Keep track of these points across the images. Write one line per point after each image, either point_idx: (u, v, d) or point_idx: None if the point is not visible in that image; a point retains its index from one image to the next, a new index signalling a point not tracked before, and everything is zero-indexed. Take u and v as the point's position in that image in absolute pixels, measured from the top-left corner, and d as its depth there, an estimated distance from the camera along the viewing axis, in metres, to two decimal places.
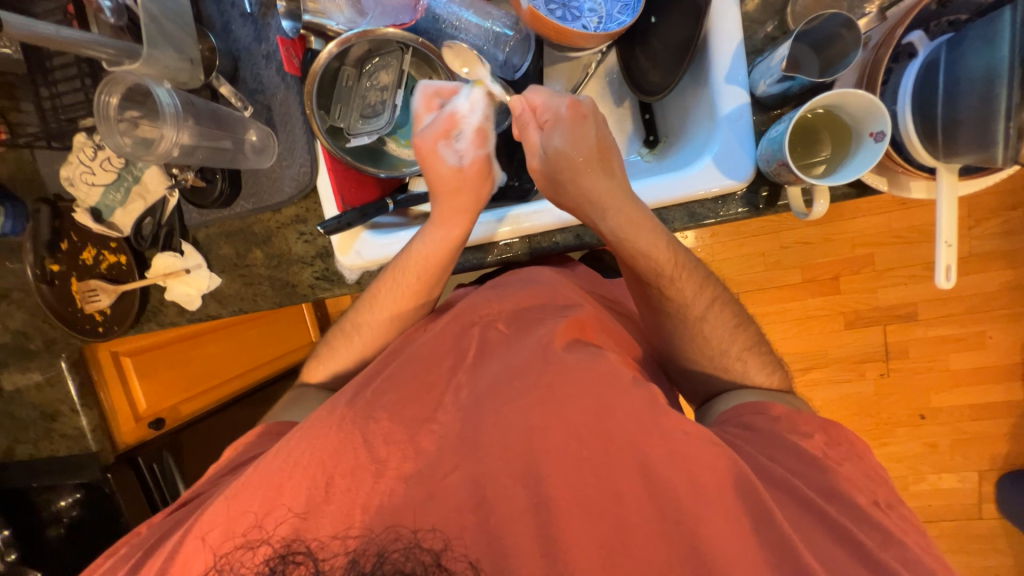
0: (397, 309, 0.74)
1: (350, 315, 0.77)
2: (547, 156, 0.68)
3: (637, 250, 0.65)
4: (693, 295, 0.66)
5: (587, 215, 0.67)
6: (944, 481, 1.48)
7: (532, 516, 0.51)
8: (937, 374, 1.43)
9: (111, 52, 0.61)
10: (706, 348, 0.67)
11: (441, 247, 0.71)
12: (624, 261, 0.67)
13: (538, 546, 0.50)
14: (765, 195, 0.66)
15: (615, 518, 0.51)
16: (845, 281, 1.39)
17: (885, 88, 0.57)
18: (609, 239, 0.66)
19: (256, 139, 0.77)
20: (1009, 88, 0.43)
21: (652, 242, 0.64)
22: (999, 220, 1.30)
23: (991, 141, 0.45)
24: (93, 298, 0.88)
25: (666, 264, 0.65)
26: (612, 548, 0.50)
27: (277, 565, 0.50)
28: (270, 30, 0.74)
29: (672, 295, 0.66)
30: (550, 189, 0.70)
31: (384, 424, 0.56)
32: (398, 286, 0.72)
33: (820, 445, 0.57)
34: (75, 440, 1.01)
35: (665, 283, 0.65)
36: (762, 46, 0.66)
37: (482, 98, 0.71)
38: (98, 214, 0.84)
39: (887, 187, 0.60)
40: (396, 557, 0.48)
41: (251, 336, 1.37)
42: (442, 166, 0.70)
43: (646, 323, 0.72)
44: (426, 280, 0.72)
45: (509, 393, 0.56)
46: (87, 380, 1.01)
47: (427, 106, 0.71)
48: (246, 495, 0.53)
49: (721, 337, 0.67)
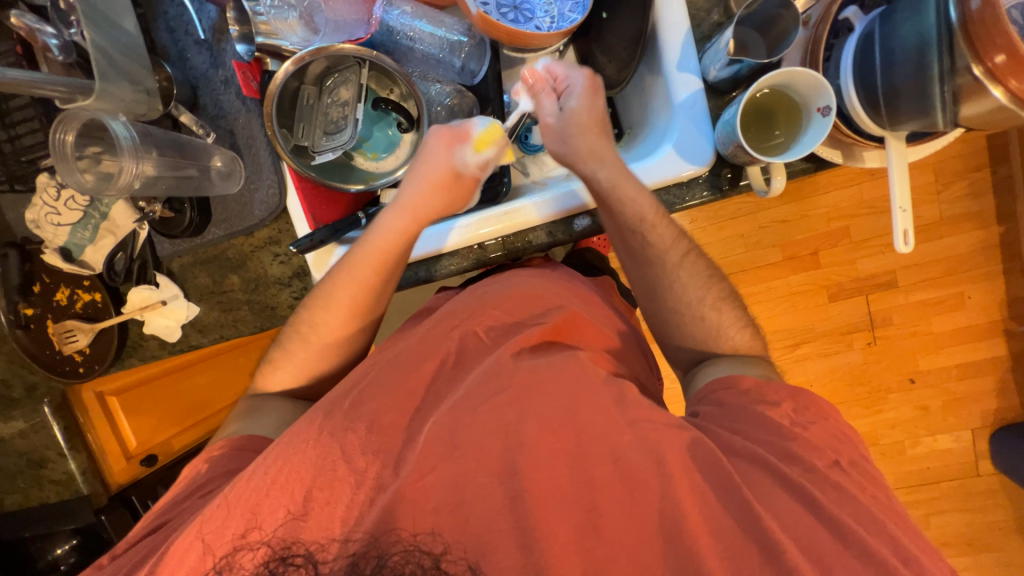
0: (343, 308, 0.71)
1: (299, 314, 0.72)
2: (563, 115, 0.69)
3: (627, 197, 0.65)
4: (671, 241, 0.67)
5: (586, 164, 0.68)
6: (939, 442, 1.51)
7: (509, 512, 0.49)
8: (922, 338, 1.46)
9: (61, 90, 0.59)
10: (684, 296, 0.67)
11: (400, 215, 0.71)
12: (609, 212, 0.68)
13: (553, 543, 0.48)
14: (728, 177, 0.67)
15: (622, 509, 0.50)
16: (825, 256, 1.41)
17: (828, 65, 0.58)
18: (601, 191, 0.67)
19: (222, 165, 0.76)
20: (940, 55, 0.45)
21: (639, 191, 0.65)
22: (967, 182, 1.34)
23: (929, 106, 0.48)
24: (71, 338, 0.87)
25: (649, 212, 0.65)
26: (623, 535, 0.49)
27: (277, 565, 0.47)
28: (226, 55, 0.74)
29: (653, 242, 0.67)
30: (555, 141, 0.71)
31: (362, 435, 0.54)
32: (338, 293, 0.70)
33: (786, 412, 0.55)
34: (66, 485, 0.99)
35: (646, 229, 0.66)
36: (711, 32, 0.67)
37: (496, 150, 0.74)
38: (68, 253, 0.83)
39: (843, 159, 0.61)
40: (396, 560, 0.46)
41: (241, 362, 1.33)
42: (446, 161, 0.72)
43: (634, 282, 0.72)
44: (389, 258, 0.70)
45: (503, 391, 0.55)
46: (72, 424, 0.99)
47: (454, 139, 0.72)
48: (241, 503, 0.50)
49: (696, 288, 0.67)
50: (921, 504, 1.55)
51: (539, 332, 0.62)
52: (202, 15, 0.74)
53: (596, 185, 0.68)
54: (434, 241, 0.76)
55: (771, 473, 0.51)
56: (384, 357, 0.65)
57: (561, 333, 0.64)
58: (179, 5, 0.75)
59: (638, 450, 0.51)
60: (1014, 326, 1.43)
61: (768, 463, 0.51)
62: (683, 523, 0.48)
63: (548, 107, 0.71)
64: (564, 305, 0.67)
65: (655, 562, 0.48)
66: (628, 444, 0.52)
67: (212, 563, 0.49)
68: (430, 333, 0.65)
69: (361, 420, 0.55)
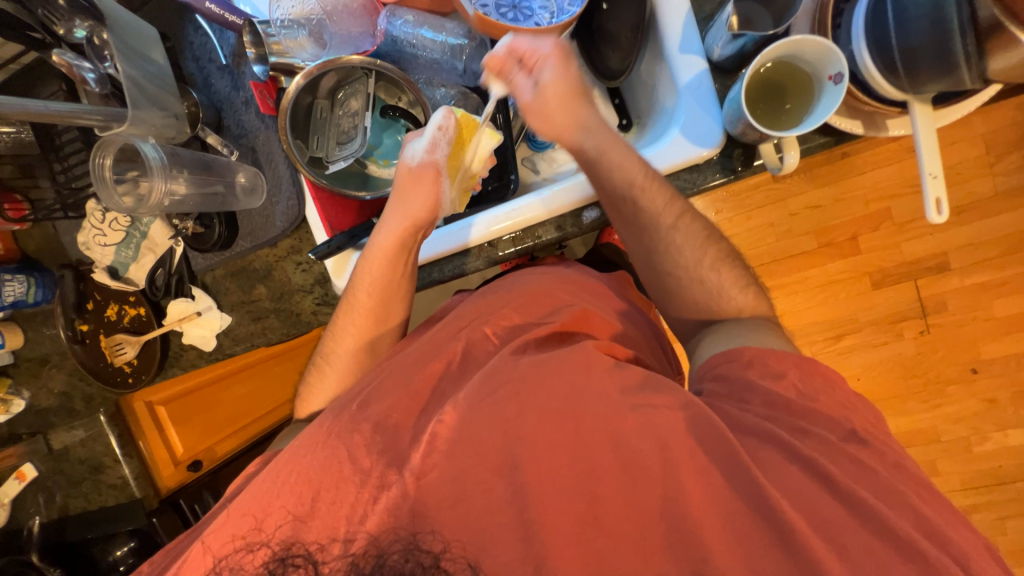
0: (362, 331, 0.74)
1: (320, 349, 0.76)
2: (539, 89, 0.66)
3: (613, 163, 0.65)
4: (665, 205, 0.64)
5: (574, 136, 0.67)
6: (1011, 438, 1.38)
7: (518, 512, 0.48)
8: (983, 325, 1.34)
9: (99, 119, 0.64)
10: (680, 259, 0.65)
11: (386, 251, 0.71)
12: (597, 180, 0.67)
13: (555, 533, 0.47)
14: (739, 157, 0.64)
15: (623, 495, 0.48)
16: (866, 240, 1.33)
17: (837, 33, 0.55)
18: (588, 159, 0.67)
19: (245, 181, 0.81)
20: (959, 6, 0.42)
21: (623, 155, 0.65)
22: (1023, 152, 1.23)
23: (953, 63, 0.44)
24: (120, 351, 0.94)
25: (637, 176, 0.64)
26: (624, 523, 0.48)
27: (275, 567, 0.48)
28: (245, 77, 0.79)
29: (645, 207, 0.64)
30: (539, 120, 0.68)
31: (367, 434, 0.54)
32: (359, 321, 0.73)
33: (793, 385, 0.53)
34: (120, 489, 1.08)
35: (637, 195, 0.64)
36: (712, 11, 0.65)
37: (451, 121, 0.70)
38: (114, 271, 0.90)
39: (864, 129, 0.58)
40: (396, 559, 0.46)
41: (276, 371, 1.33)
42: (414, 170, 0.70)
43: (627, 245, 0.69)
44: (382, 296, 0.72)
45: (502, 387, 0.54)
46: (124, 431, 1.07)
47: (432, 148, 0.70)
48: (247, 504, 0.52)
49: (692, 249, 0.64)
50: (994, 508, 1.41)
51: (546, 334, 0.61)
52: (224, 43, 0.79)
53: (584, 154, 0.67)
54: (450, 240, 0.76)
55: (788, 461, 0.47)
56: (393, 360, 0.66)
57: (572, 329, 0.63)
58: (202, 34, 0.80)
59: (640, 436, 0.50)
60: None
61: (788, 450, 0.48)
62: (702, 519, 0.46)
63: (524, 83, 0.67)
64: (574, 304, 0.66)
65: (672, 562, 0.46)
66: (630, 430, 0.50)
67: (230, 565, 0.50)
68: (439, 335, 0.66)
69: (369, 421, 0.55)
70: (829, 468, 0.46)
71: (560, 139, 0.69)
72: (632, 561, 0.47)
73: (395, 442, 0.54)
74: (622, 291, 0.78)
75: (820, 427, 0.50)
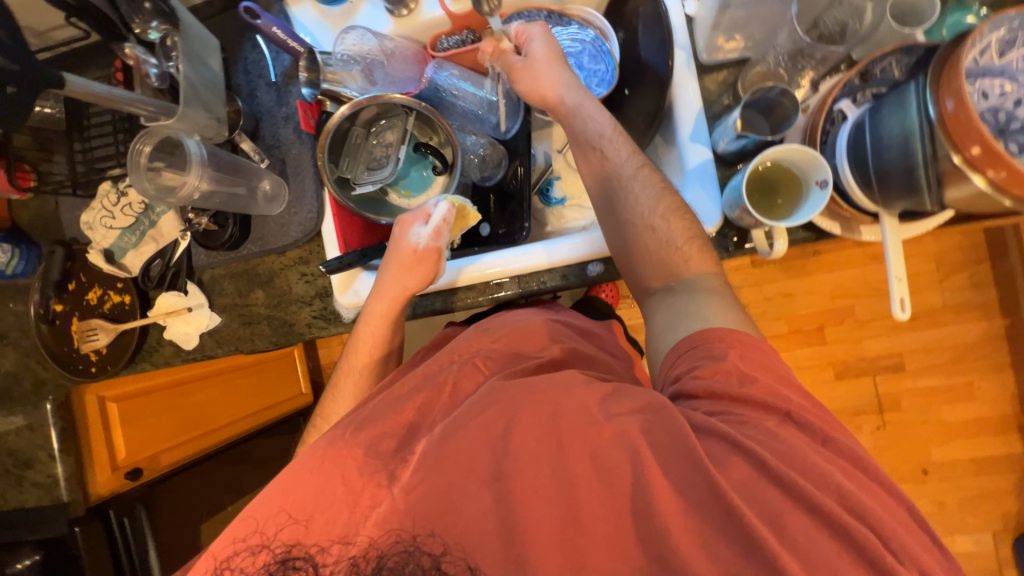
0: (364, 355, 0.78)
1: (332, 378, 0.82)
2: (527, 58, 0.72)
3: (588, 115, 0.71)
4: (628, 155, 0.70)
5: (557, 96, 0.72)
6: (958, 543, 1.42)
7: (505, 548, 0.47)
8: (933, 428, 1.43)
9: (149, 110, 0.67)
10: (637, 208, 0.68)
11: (385, 312, 0.76)
12: (574, 133, 0.72)
13: (536, 535, 0.47)
14: (734, 240, 0.72)
15: (601, 499, 0.48)
16: (830, 331, 1.43)
17: (824, 147, 0.65)
18: (567, 114, 0.72)
19: (269, 188, 0.84)
20: (923, 143, 0.51)
21: (597, 110, 0.72)
22: (966, 273, 1.38)
23: (917, 186, 0.54)
24: (91, 337, 0.89)
25: (606, 129, 0.71)
26: (602, 524, 0.47)
27: (277, 569, 0.49)
28: (291, 96, 0.84)
29: (611, 157, 0.70)
30: (526, 85, 0.74)
31: (357, 458, 0.54)
32: (362, 355, 0.78)
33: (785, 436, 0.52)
34: (46, 489, 0.92)
35: (605, 144, 0.71)
36: (719, 113, 0.75)
37: (447, 208, 0.75)
38: (110, 255, 0.89)
39: (841, 232, 0.66)
40: (395, 562, 0.47)
41: (241, 384, 1.32)
42: (405, 240, 0.74)
43: (592, 202, 0.73)
44: (383, 333, 0.77)
45: (492, 406, 0.55)
46: (70, 425, 0.95)
47: (436, 235, 0.74)
48: (247, 509, 0.52)
49: (647, 198, 0.68)
50: None
51: (536, 368, 0.64)
52: (277, 63, 0.85)
53: (562, 108, 0.73)
54: (459, 273, 0.80)
55: (770, 477, 0.46)
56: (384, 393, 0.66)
57: (559, 364, 0.66)
58: (258, 52, 0.86)
59: None
60: None
61: (770, 469, 0.46)
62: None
63: (516, 55, 0.74)
64: (561, 342, 0.69)
65: None
66: (606, 440, 0.50)
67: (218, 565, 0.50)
68: (428, 370, 0.66)
69: (362, 445, 0.55)
70: (793, 468, 0.46)
71: (544, 103, 0.74)
72: (606, 563, 0.46)
73: (385, 463, 0.54)
74: (610, 336, 0.82)
75: (781, 420, 0.51)
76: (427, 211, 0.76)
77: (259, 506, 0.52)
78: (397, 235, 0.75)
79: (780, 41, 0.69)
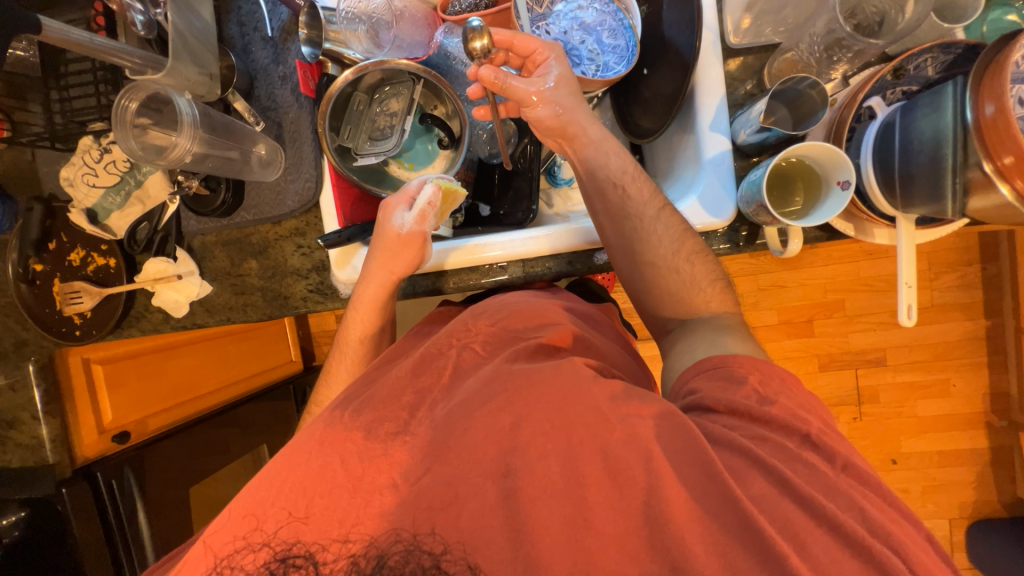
0: (357, 329, 0.78)
1: (331, 358, 0.82)
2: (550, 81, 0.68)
3: (607, 151, 0.70)
4: (649, 195, 0.69)
5: (575, 126, 0.69)
6: None
7: (503, 551, 0.47)
8: (906, 420, 1.48)
9: (135, 62, 0.64)
10: (658, 249, 0.67)
11: (372, 298, 0.76)
12: (591, 168, 0.71)
13: (533, 527, 0.47)
14: (744, 234, 0.71)
15: (602, 493, 0.48)
16: (819, 325, 1.45)
17: (850, 144, 0.64)
18: (589, 146, 0.70)
19: (264, 153, 0.79)
20: (954, 149, 0.50)
21: (619, 149, 0.71)
22: (959, 273, 1.39)
23: (940, 194, 0.53)
24: (76, 300, 0.85)
25: (628, 166, 0.70)
26: (605, 522, 0.47)
27: (277, 566, 0.48)
28: (289, 54, 0.78)
29: (631, 195, 0.69)
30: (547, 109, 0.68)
31: (358, 444, 0.53)
32: (353, 332, 0.78)
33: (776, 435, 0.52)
34: (32, 450, 0.88)
35: (625, 182, 0.69)
36: (742, 101, 0.73)
37: (433, 189, 0.73)
38: (94, 215, 0.84)
39: (854, 233, 0.66)
40: (396, 559, 0.47)
41: (230, 349, 1.31)
42: (388, 224, 0.72)
43: (608, 242, 0.71)
44: (374, 309, 0.76)
45: (494, 394, 0.54)
46: (52, 387, 0.90)
47: (421, 220, 0.72)
48: (249, 503, 0.52)
49: (670, 241, 0.67)
50: None
51: (535, 346, 0.62)
52: (274, 15, 0.79)
53: (583, 138, 0.70)
54: (463, 253, 0.77)
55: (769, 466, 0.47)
56: (385, 374, 0.65)
57: (559, 344, 0.64)
58: (253, 3, 0.80)
59: None
60: (996, 421, 1.46)
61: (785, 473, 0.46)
62: None
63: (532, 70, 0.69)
64: (562, 323, 0.67)
65: None
66: (612, 436, 0.50)
67: (213, 563, 0.50)
68: (427, 353, 0.64)
69: (360, 429, 0.54)
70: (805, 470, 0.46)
71: (562, 132, 0.70)
72: (610, 554, 0.46)
73: (383, 453, 0.53)
74: (608, 318, 0.82)
75: (793, 430, 0.51)
76: (412, 192, 0.75)
77: (258, 499, 0.51)
78: (380, 219, 0.74)
79: (817, 28, 0.66)
